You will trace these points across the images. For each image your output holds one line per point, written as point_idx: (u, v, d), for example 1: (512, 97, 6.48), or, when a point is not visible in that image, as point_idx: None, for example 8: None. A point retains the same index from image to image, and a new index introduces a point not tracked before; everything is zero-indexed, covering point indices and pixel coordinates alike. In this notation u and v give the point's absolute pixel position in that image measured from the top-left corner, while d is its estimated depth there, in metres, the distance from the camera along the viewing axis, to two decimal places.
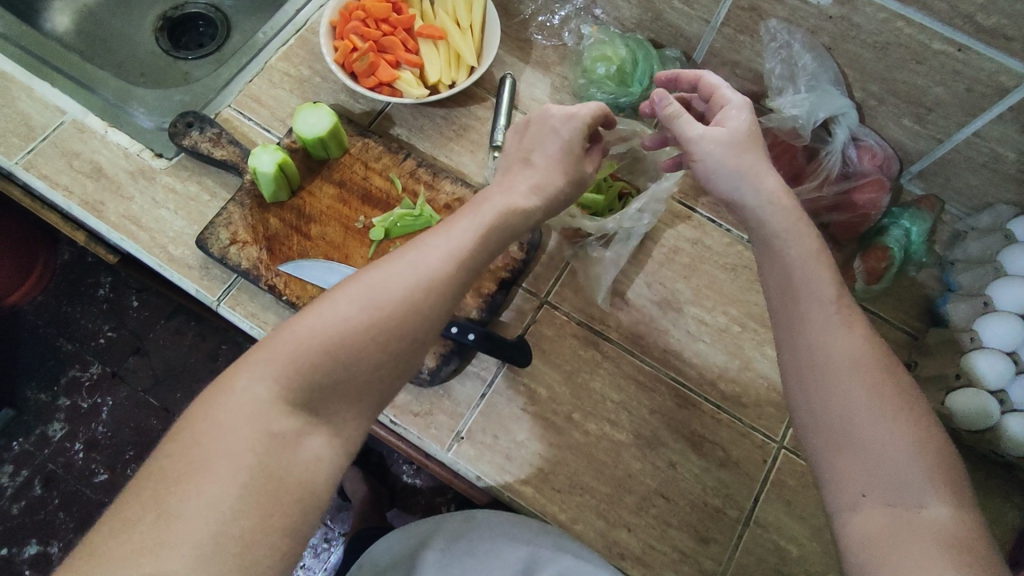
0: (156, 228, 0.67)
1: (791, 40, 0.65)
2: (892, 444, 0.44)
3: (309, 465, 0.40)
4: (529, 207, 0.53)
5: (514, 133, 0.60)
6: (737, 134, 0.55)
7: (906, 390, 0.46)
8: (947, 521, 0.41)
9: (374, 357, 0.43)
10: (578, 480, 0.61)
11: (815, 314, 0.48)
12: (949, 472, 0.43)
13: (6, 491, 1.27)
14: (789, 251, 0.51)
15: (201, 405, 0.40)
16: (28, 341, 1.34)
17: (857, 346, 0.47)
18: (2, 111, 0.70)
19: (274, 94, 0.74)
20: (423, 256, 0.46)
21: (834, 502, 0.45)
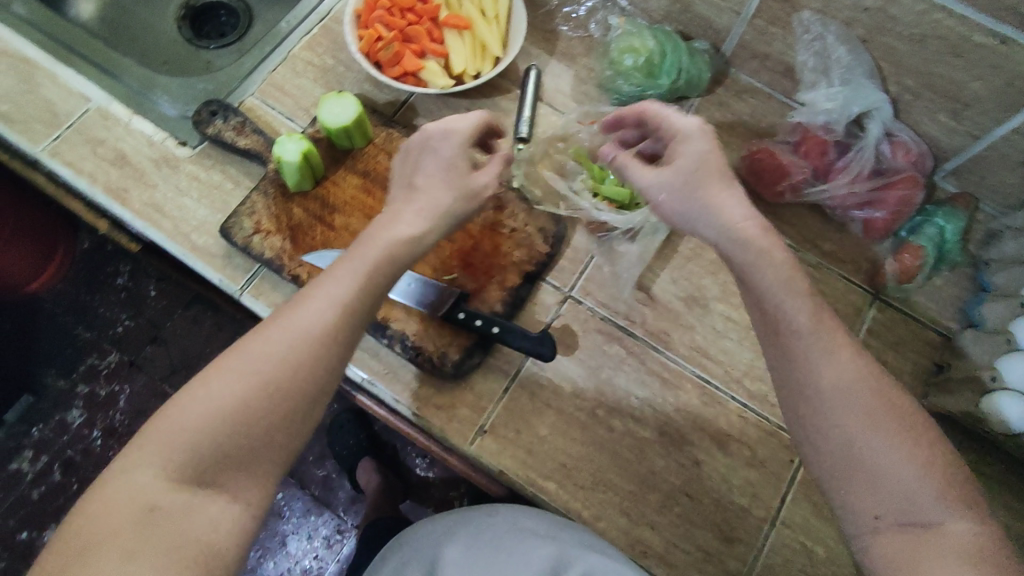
0: (179, 216, 0.67)
1: (825, 33, 0.63)
2: (899, 465, 0.43)
3: (209, 529, 0.42)
4: (414, 234, 0.52)
5: (401, 158, 0.59)
6: (692, 167, 0.52)
7: (899, 405, 0.44)
8: (968, 534, 0.40)
9: (259, 423, 0.45)
10: (601, 477, 0.60)
11: (799, 337, 0.46)
12: (958, 481, 0.42)
13: (27, 476, 1.29)
14: (760, 269, 0.48)
15: (96, 491, 0.42)
16: (48, 329, 1.35)
17: (843, 363, 0.45)
18: (28, 97, 0.70)
19: (297, 84, 0.74)
20: (305, 315, 0.47)
21: (851, 527, 0.44)
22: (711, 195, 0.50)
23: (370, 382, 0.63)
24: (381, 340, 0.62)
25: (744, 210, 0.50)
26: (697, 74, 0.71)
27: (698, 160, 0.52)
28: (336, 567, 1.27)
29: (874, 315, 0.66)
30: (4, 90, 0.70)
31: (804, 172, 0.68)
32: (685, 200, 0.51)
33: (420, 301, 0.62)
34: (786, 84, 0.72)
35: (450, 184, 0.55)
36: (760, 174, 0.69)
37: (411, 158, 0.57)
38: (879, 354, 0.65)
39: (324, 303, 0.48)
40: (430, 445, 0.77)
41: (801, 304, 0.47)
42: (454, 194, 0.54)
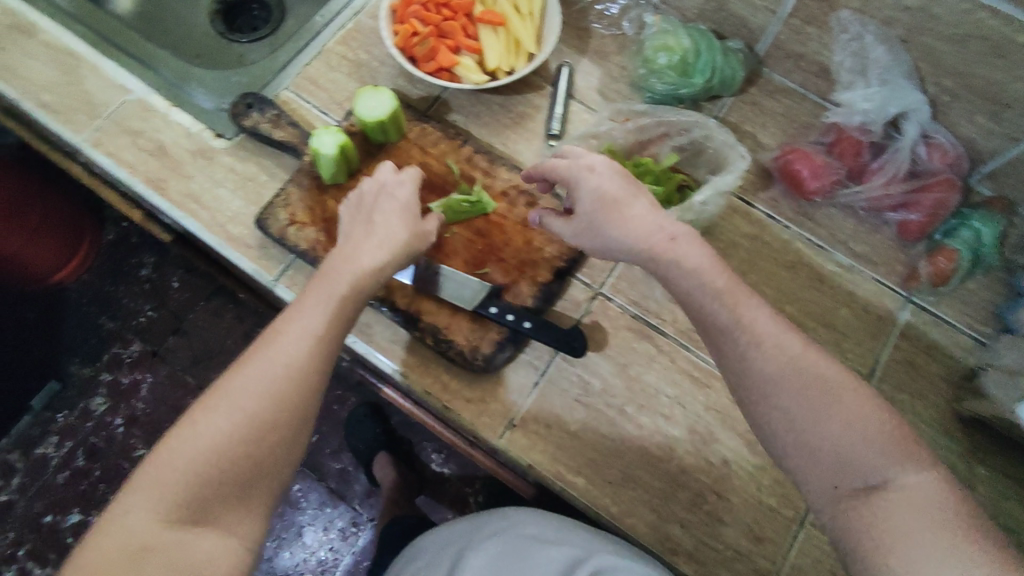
0: (216, 207, 0.68)
1: (863, 33, 0.63)
2: (844, 435, 0.43)
3: (206, 561, 0.44)
4: (377, 265, 0.56)
5: (349, 207, 0.61)
6: (598, 193, 0.54)
7: (831, 375, 0.45)
8: (920, 487, 0.41)
9: (248, 456, 0.47)
10: (630, 473, 0.61)
11: (732, 326, 0.48)
12: (900, 438, 0.43)
13: (51, 461, 1.30)
14: (687, 261, 0.50)
15: (88, 543, 0.43)
16: (73, 317, 1.37)
17: (775, 343, 0.47)
18: (70, 88, 0.72)
19: (332, 78, 0.74)
20: (281, 349, 0.49)
21: (817, 504, 0.44)
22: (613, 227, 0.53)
23: (402, 374, 0.64)
24: (414, 333, 0.63)
25: (646, 229, 0.52)
26: (731, 74, 0.71)
27: (595, 195, 0.55)
28: (352, 559, 1.27)
29: (908, 318, 0.66)
30: (48, 81, 0.72)
31: (838, 173, 0.68)
32: (602, 234, 0.55)
33: (454, 295, 0.63)
34: (820, 84, 0.72)
35: (406, 221, 0.59)
36: (794, 175, 0.68)
37: (364, 205, 0.60)
38: (913, 358, 0.64)
39: (298, 336, 0.50)
40: (456, 440, 0.83)
41: (718, 294, 0.49)
42: (408, 229, 0.58)
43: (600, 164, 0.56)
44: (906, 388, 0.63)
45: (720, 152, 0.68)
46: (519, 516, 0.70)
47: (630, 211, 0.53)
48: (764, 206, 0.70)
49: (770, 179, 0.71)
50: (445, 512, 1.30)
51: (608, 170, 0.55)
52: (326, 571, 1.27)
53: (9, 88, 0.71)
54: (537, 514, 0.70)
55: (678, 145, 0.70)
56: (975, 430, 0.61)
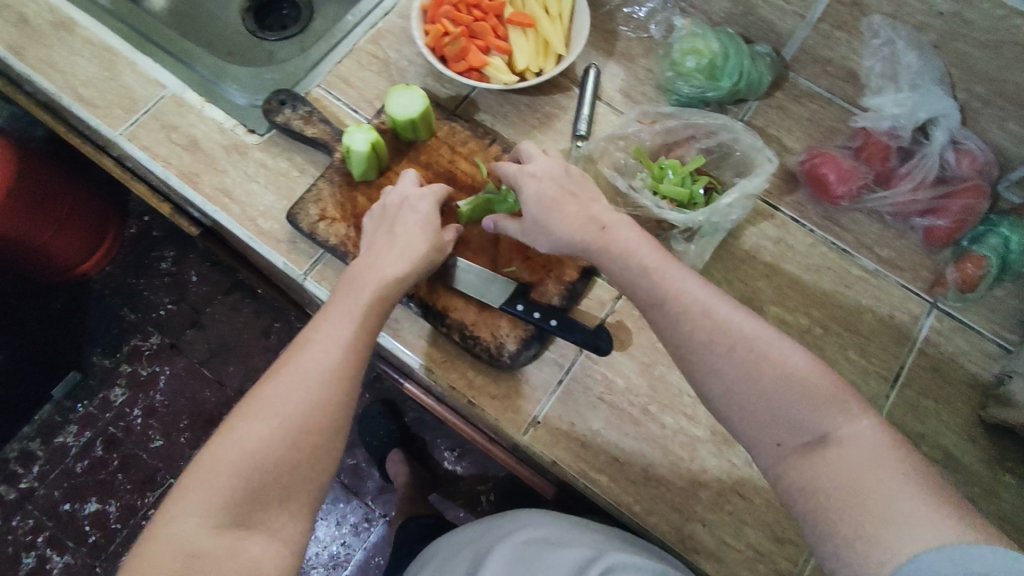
0: (247, 201, 0.69)
1: (895, 38, 0.63)
2: (775, 393, 0.47)
3: (254, 566, 0.44)
4: (401, 274, 0.57)
5: (372, 219, 0.62)
6: (539, 195, 0.58)
7: (756, 336, 0.49)
8: (853, 433, 0.44)
9: (288, 460, 0.48)
10: (653, 472, 0.61)
11: (663, 300, 0.52)
12: (829, 388, 0.46)
13: (71, 450, 1.31)
14: (620, 245, 0.55)
15: (136, 555, 0.43)
16: (95, 308, 1.39)
17: (703, 310, 0.50)
18: (109, 84, 0.73)
19: (362, 76, 0.76)
20: (312, 357, 0.51)
21: (764, 460, 0.48)
22: (552, 225, 0.57)
23: (427, 369, 0.65)
24: (441, 328, 0.64)
25: (579, 225, 0.56)
26: (758, 78, 0.71)
27: (535, 196, 0.58)
28: (363, 554, 1.27)
29: (933, 323, 0.66)
30: (88, 77, 0.74)
31: (865, 178, 0.68)
32: (544, 232, 0.58)
33: (481, 292, 0.64)
34: (848, 89, 0.72)
35: (427, 232, 0.60)
36: (821, 179, 0.69)
37: (386, 216, 0.61)
38: (938, 363, 0.64)
39: (328, 344, 0.52)
40: (476, 437, 0.84)
41: (648, 272, 0.53)
42: (429, 240, 0.60)
43: (541, 168, 0.60)
44: (930, 393, 0.63)
45: (747, 156, 0.69)
46: (528, 516, 0.71)
47: (565, 209, 0.57)
48: (789, 209, 0.71)
49: (796, 183, 0.71)
50: (456, 510, 1.30)
51: (545, 173, 0.59)
52: (337, 567, 1.27)
53: (51, 84, 0.73)
54: (547, 515, 0.71)
55: (705, 147, 0.70)
56: (1000, 436, 0.61)
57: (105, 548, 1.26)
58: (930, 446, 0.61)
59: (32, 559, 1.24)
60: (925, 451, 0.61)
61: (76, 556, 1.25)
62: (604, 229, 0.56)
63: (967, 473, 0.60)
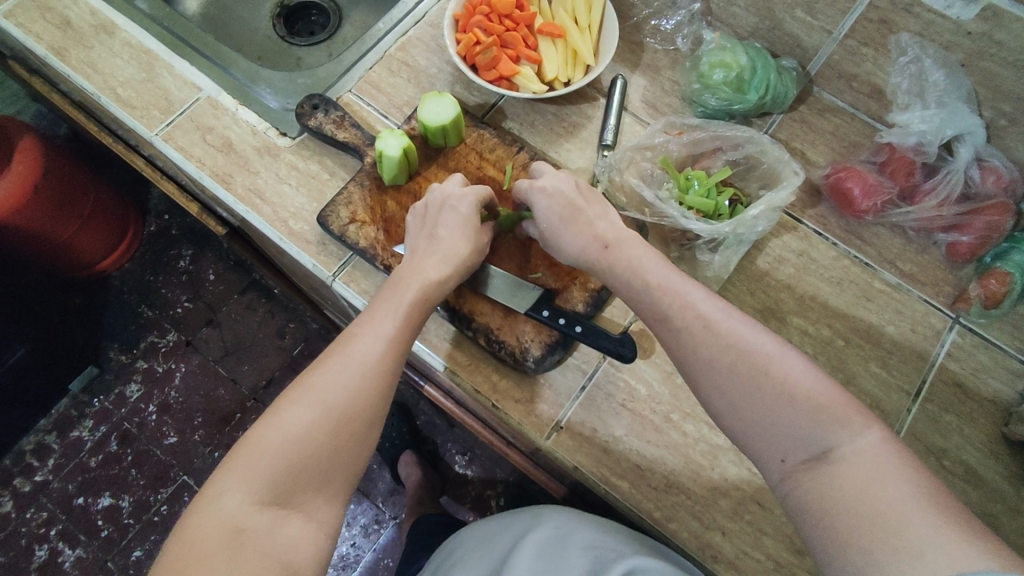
0: (279, 203, 0.71)
1: (922, 56, 0.64)
2: (778, 408, 0.48)
3: (290, 547, 0.46)
4: (442, 277, 0.59)
5: (414, 217, 0.64)
6: (550, 211, 0.61)
7: (759, 350, 0.50)
8: (859, 450, 0.44)
9: (328, 448, 0.49)
10: (674, 480, 0.62)
11: (666, 316, 0.54)
12: (834, 405, 0.47)
13: (86, 444, 1.32)
14: (625, 263, 0.57)
15: (184, 524, 0.46)
16: (114, 305, 1.40)
17: (706, 326, 0.52)
18: (146, 85, 0.75)
19: (392, 82, 0.77)
20: (358, 350, 0.53)
21: (771, 477, 0.48)
22: (561, 241, 0.60)
23: (452, 372, 0.66)
24: (466, 332, 0.65)
25: (583, 242, 0.59)
26: (784, 92, 0.72)
27: (546, 213, 0.61)
28: (372, 556, 1.28)
29: (954, 339, 0.66)
30: (126, 78, 0.75)
31: (889, 193, 0.68)
32: (556, 246, 0.62)
33: (507, 297, 0.64)
34: (871, 104, 0.73)
35: (468, 235, 0.61)
36: (845, 193, 0.69)
37: (428, 217, 0.63)
38: (959, 379, 0.64)
39: (373, 338, 0.54)
40: (494, 439, 0.84)
41: (652, 291, 0.55)
42: (469, 243, 0.61)
43: (550, 182, 0.62)
44: (952, 408, 0.63)
45: (774, 169, 0.69)
46: (551, 515, 0.72)
47: (573, 227, 0.60)
48: (812, 222, 0.71)
49: (819, 196, 0.72)
50: (466, 514, 1.31)
51: (556, 187, 0.61)
52: (346, 567, 1.27)
53: (90, 84, 0.75)
54: (570, 514, 0.72)
55: (731, 159, 0.71)
56: (1021, 453, 0.61)
57: (116, 542, 1.27)
58: (951, 461, 0.61)
59: (45, 551, 1.25)
60: (945, 466, 0.61)
61: (88, 550, 1.26)
62: (608, 248, 0.59)
63: (987, 488, 0.60)
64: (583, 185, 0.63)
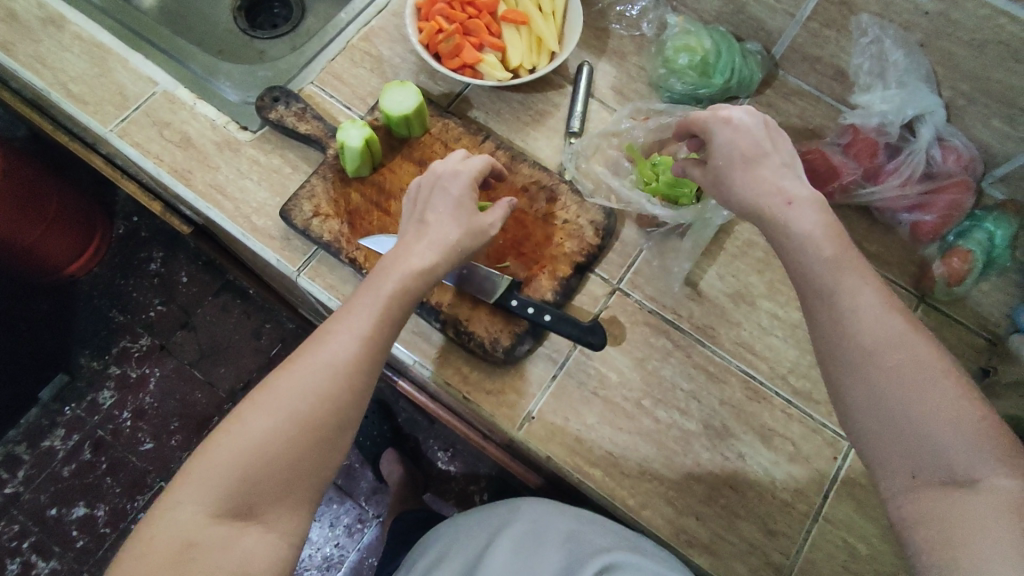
0: (241, 198, 0.69)
1: (882, 36, 0.64)
2: (931, 419, 0.42)
3: (247, 558, 0.45)
4: (427, 266, 0.55)
5: (408, 200, 0.61)
6: (732, 147, 0.54)
7: (930, 360, 0.43)
8: (1013, 489, 0.39)
9: (292, 456, 0.48)
10: (647, 466, 0.61)
11: (833, 292, 0.47)
12: (994, 433, 0.41)
13: (58, 453, 1.29)
14: (803, 224, 0.49)
15: (139, 532, 0.46)
16: (83, 310, 1.37)
17: (879, 319, 0.45)
18: (99, 80, 0.73)
19: (355, 73, 0.75)
20: (330, 350, 0.51)
21: (889, 487, 0.43)
22: (738, 181, 0.53)
23: (422, 365, 0.65)
24: (435, 324, 0.64)
25: (764, 189, 0.52)
26: (749, 75, 0.72)
27: (726, 144, 0.54)
28: (357, 555, 1.27)
29: (921, 318, 0.67)
30: (78, 73, 0.73)
31: (854, 173, 0.68)
32: (724, 188, 0.55)
33: (474, 287, 0.63)
34: (835, 87, 0.73)
35: (458, 221, 0.58)
36: (812, 174, 0.69)
37: (420, 199, 0.60)
38: None
39: (348, 337, 0.51)
40: (470, 433, 0.83)
41: (828, 263, 0.47)
42: (460, 228, 0.58)
43: (736, 117, 0.55)
44: None
45: None
46: (528, 508, 0.71)
47: (752, 173, 0.53)
48: None
49: None
50: (450, 509, 1.30)
51: (744, 120, 0.54)
52: (330, 568, 1.26)
53: (41, 80, 0.72)
54: (548, 506, 0.71)
55: None
56: None
57: (92, 553, 1.24)
58: None
59: (18, 564, 1.22)
60: None
61: (63, 561, 1.23)
62: (790, 203, 0.50)
63: None
64: (772, 124, 0.55)
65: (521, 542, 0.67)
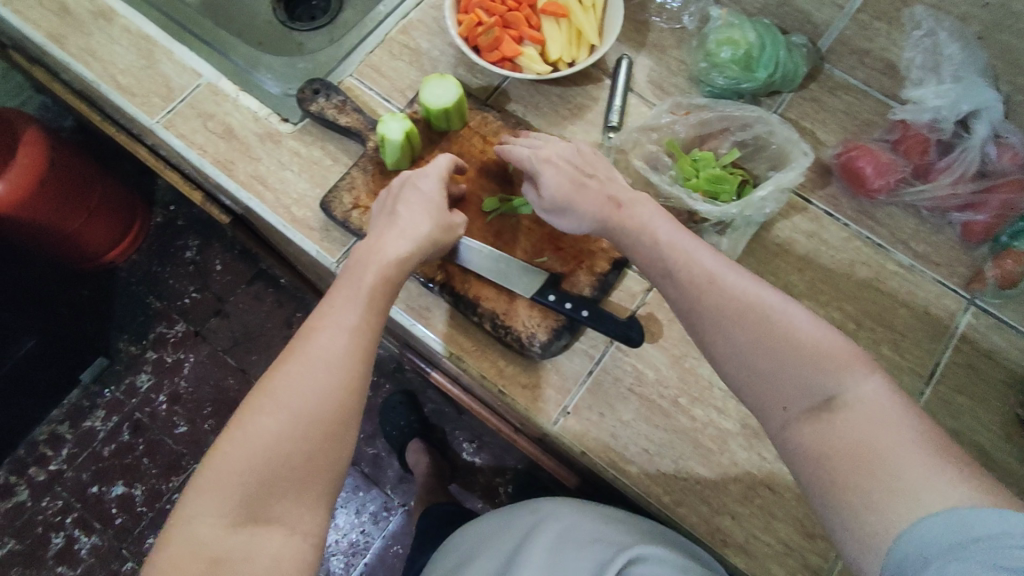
0: (281, 189, 0.70)
1: (937, 29, 0.68)
2: (781, 355, 0.47)
3: (274, 559, 0.47)
4: (403, 255, 0.57)
5: (379, 203, 0.62)
6: (561, 174, 0.61)
7: (770, 301, 0.49)
8: (868, 397, 0.44)
9: (300, 454, 0.49)
10: (683, 464, 0.61)
11: (679, 268, 0.53)
12: (842, 353, 0.46)
13: (98, 434, 1.34)
14: (635, 219, 0.57)
15: (161, 550, 0.46)
16: (122, 295, 1.41)
17: (712, 278, 0.51)
18: (146, 72, 0.75)
19: (394, 66, 0.76)
20: (320, 344, 0.52)
21: (772, 426, 0.48)
22: (578, 204, 0.59)
23: (458, 358, 0.65)
24: (471, 317, 0.64)
25: (598, 206, 0.59)
26: (794, 69, 0.71)
27: (556, 176, 0.61)
28: (382, 543, 1.29)
29: (970, 321, 0.65)
30: (126, 66, 0.75)
31: (902, 171, 0.67)
32: (566, 213, 0.61)
33: (511, 280, 0.64)
34: (885, 82, 0.72)
35: (430, 213, 0.60)
36: (857, 172, 0.67)
37: (392, 196, 0.62)
38: (975, 360, 0.63)
39: (334, 331, 0.53)
40: (502, 427, 0.83)
41: (659, 245, 0.55)
42: (433, 221, 0.60)
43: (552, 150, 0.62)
44: (965, 390, 0.63)
45: (783, 149, 0.68)
46: (553, 507, 0.72)
47: (584, 188, 0.60)
48: (822, 202, 0.70)
49: (830, 176, 0.70)
50: (475, 501, 1.32)
51: (560, 154, 0.62)
52: (356, 554, 1.28)
53: (90, 72, 0.75)
54: (568, 504, 0.71)
55: (739, 140, 0.69)
56: None
57: (131, 530, 1.28)
58: (967, 444, 0.61)
59: (61, 539, 1.27)
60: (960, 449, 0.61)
61: (103, 537, 1.28)
62: (622, 207, 0.58)
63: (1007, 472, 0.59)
64: (585, 151, 0.63)
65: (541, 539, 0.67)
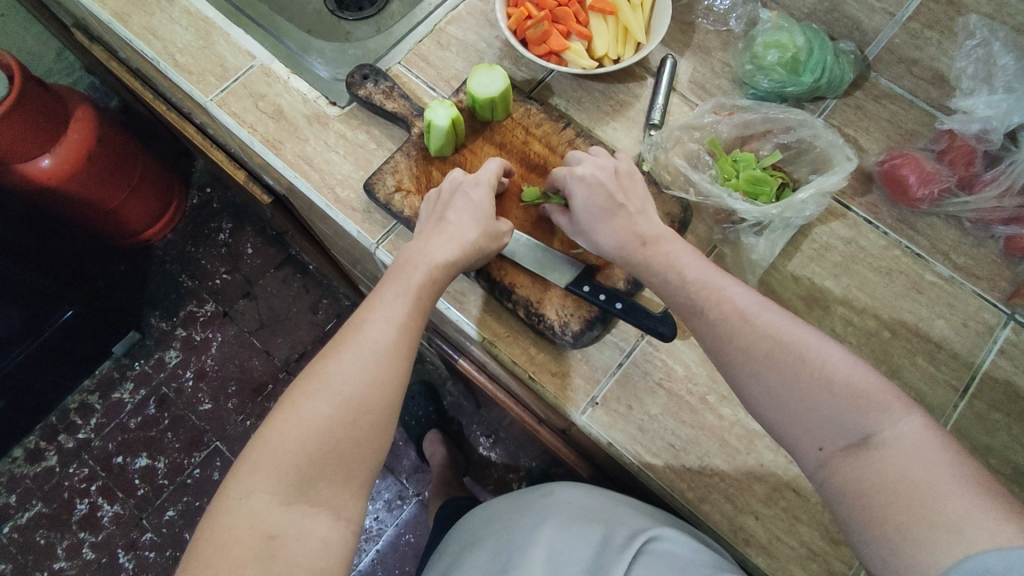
0: (327, 169, 0.72)
1: (991, 38, 0.70)
2: (817, 397, 0.48)
3: (322, 545, 0.48)
4: (451, 258, 0.59)
5: (427, 203, 0.64)
6: (592, 204, 0.61)
7: (797, 342, 0.50)
8: (905, 435, 0.45)
9: (348, 440, 0.50)
10: (708, 461, 0.61)
11: (708, 307, 0.54)
12: (870, 394, 0.48)
13: (126, 406, 1.37)
14: (662, 257, 0.58)
15: (212, 526, 0.47)
16: (157, 273, 1.45)
17: (743, 317, 0.53)
18: (203, 52, 0.77)
19: (441, 55, 0.77)
20: (370, 336, 0.54)
21: (808, 466, 0.49)
22: (602, 235, 0.61)
23: (490, 343, 0.66)
24: (506, 304, 0.65)
25: (622, 237, 0.60)
26: (840, 75, 0.71)
27: (587, 205, 0.61)
28: (395, 530, 1.30)
29: (1009, 336, 0.64)
30: (184, 45, 0.78)
31: (947, 181, 0.66)
32: (593, 241, 0.62)
33: (548, 269, 0.65)
34: (931, 92, 0.72)
35: (479, 217, 0.61)
36: (900, 181, 0.67)
37: (440, 202, 0.63)
38: (1010, 377, 0.63)
39: (384, 324, 0.55)
40: (526, 417, 0.81)
41: (686, 284, 0.56)
42: (479, 229, 0.61)
43: (589, 172, 0.62)
44: (1000, 406, 0.62)
45: (826, 153, 0.68)
46: (563, 491, 0.72)
47: (612, 218, 0.61)
48: (862, 210, 0.69)
49: (872, 184, 0.70)
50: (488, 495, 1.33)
51: (596, 179, 0.61)
52: (369, 540, 1.29)
53: (150, 50, 0.77)
54: (580, 488, 0.72)
55: (782, 143, 0.69)
56: None
57: (151, 502, 1.31)
58: (999, 460, 0.60)
59: (85, 506, 1.30)
60: (992, 465, 0.60)
61: (124, 507, 1.31)
62: (646, 245, 0.59)
63: None
64: (621, 176, 0.63)
65: (554, 523, 0.68)
